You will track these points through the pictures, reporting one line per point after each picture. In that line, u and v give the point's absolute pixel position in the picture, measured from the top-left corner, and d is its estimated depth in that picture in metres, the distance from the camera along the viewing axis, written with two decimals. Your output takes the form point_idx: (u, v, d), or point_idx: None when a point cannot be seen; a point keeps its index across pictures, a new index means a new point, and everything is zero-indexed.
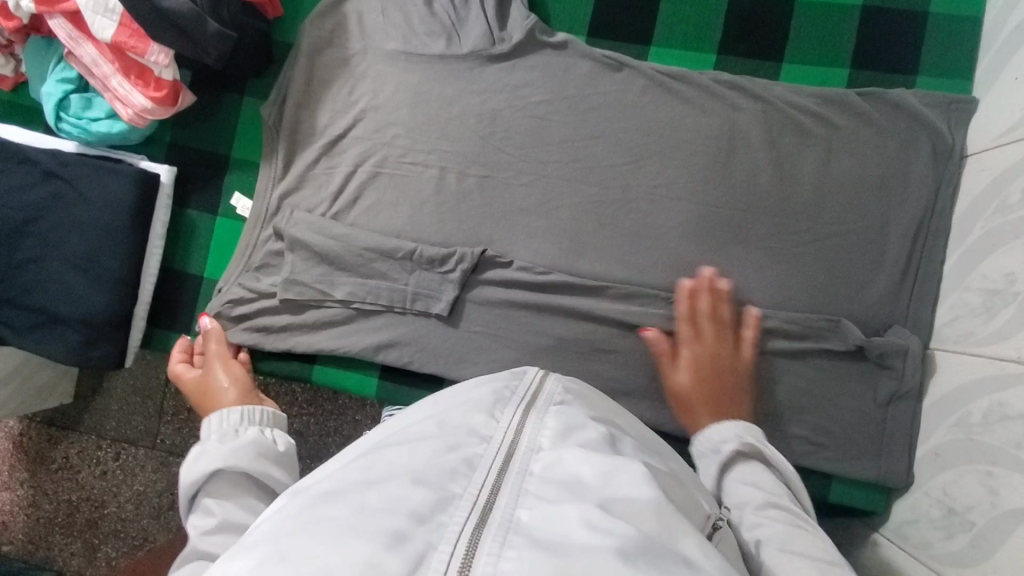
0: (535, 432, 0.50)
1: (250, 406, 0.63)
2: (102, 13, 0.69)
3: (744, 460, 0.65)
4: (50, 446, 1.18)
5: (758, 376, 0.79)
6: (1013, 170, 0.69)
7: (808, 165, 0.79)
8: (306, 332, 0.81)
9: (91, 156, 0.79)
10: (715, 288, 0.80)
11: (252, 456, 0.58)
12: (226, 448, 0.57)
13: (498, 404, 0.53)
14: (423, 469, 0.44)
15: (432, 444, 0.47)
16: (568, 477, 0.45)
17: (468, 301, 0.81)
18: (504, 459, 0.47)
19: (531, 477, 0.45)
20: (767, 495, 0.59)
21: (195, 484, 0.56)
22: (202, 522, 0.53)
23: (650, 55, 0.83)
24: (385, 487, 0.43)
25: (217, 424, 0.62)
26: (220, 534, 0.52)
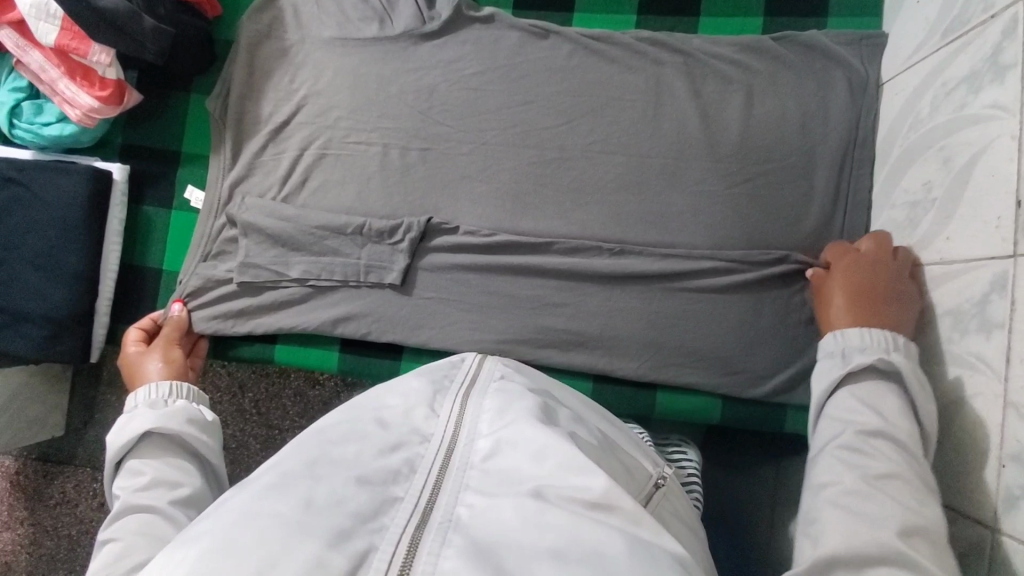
0: (473, 420, 0.54)
1: (175, 383, 0.73)
2: (45, 18, 0.72)
3: (858, 374, 0.64)
4: (46, 483, 1.19)
5: (706, 316, 0.81)
6: (921, 87, 0.72)
7: (732, 111, 0.83)
8: (265, 313, 0.84)
9: (45, 160, 0.82)
10: (656, 235, 0.83)
11: (180, 420, 0.67)
12: (155, 413, 0.67)
13: (437, 396, 0.57)
14: (368, 468, 0.47)
15: (374, 443, 0.50)
16: (505, 468, 0.48)
17: (419, 269, 0.83)
18: (445, 456, 0.50)
19: (471, 469, 0.49)
20: (871, 427, 0.59)
21: (127, 446, 0.65)
22: (133, 480, 0.62)
23: (574, 22, 0.87)
24: (328, 483, 0.45)
25: (146, 398, 0.71)
26: (151, 488, 0.61)
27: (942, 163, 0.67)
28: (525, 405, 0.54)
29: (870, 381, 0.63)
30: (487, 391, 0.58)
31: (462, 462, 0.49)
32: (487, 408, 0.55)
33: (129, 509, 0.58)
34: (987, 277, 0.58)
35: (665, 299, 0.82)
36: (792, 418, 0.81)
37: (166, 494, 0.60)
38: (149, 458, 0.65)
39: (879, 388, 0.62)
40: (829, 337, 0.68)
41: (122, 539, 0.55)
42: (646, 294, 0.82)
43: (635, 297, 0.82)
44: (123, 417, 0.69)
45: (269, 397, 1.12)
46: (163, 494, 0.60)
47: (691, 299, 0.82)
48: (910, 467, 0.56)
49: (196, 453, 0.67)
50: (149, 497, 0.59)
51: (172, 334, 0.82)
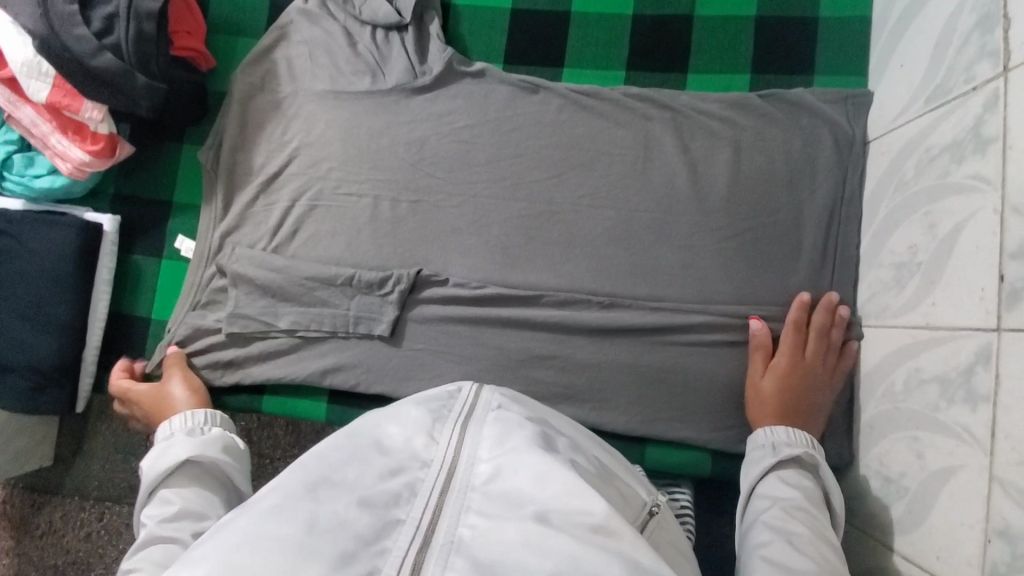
0: (474, 443, 0.52)
1: (211, 411, 0.73)
2: (36, 76, 0.72)
3: (785, 464, 0.71)
4: (32, 511, 1.16)
5: (695, 369, 0.81)
6: (905, 150, 0.73)
7: (719, 165, 0.84)
8: (252, 363, 0.83)
9: (35, 211, 0.82)
10: (645, 289, 0.83)
11: (216, 451, 0.67)
12: (191, 442, 0.66)
13: (438, 421, 0.54)
14: (369, 491, 0.47)
15: (375, 467, 0.49)
16: (506, 491, 0.48)
17: (408, 320, 0.83)
18: (446, 479, 0.49)
19: (473, 492, 0.48)
20: (795, 505, 0.65)
21: (161, 474, 0.64)
22: (160, 510, 0.61)
23: (564, 77, 0.88)
24: (332, 505, 0.46)
25: (183, 423, 0.70)
26: (179, 519, 0.61)
27: (927, 227, 0.68)
28: (527, 430, 0.53)
29: (792, 472, 0.70)
30: (486, 419, 0.54)
31: (462, 485, 0.49)
32: (487, 432, 0.53)
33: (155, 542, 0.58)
34: (972, 348, 0.59)
35: (654, 352, 0.82)
36: None
37: (193, 526, 0.60)
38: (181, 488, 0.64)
39: (798, 477, 0.69)
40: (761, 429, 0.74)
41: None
42: (635, 347, 0.82)
43: (624, 349, 0.82)
44: (159, 443, 0.69)
45: (260, 425, 1.10)
46: (189, 527, 0.60)
47: (681, 352, 0.82)
48: (825, 538, 0.62)
49: (225, 481, 0.67)
50: (174, 529, 0.59)
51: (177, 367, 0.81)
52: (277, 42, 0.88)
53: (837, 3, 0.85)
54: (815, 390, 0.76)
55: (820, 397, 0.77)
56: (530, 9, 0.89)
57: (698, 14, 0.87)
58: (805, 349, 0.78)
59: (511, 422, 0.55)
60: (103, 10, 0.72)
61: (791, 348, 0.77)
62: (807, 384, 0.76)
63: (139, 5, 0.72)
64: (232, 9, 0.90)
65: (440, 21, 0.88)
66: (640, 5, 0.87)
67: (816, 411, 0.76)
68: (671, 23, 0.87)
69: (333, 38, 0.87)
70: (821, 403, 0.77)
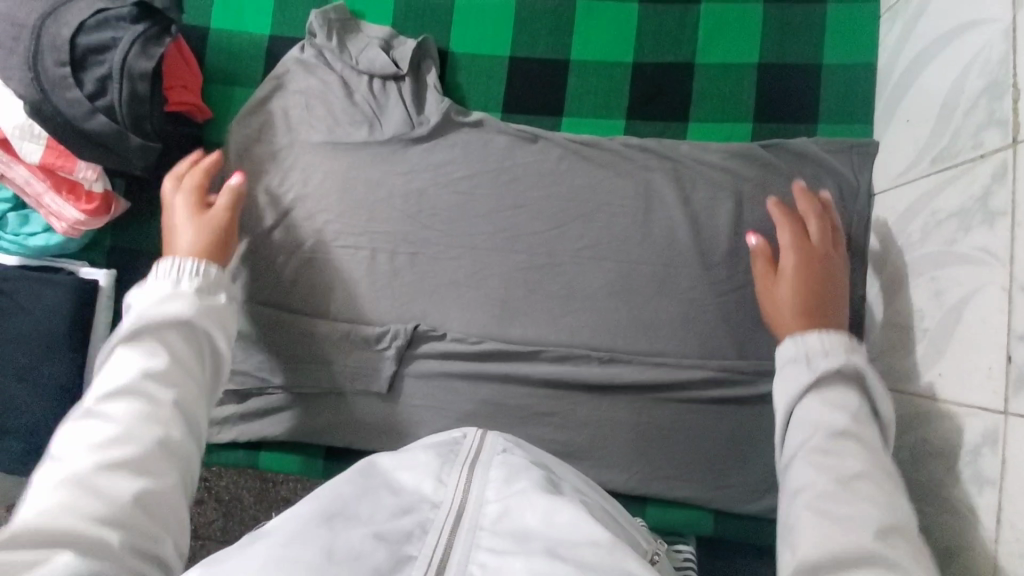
0: (481, 484, 0.53)
1: (219, 266, 0.71)
2: (28, 138, 0.72)
3: (832, 382, 0.62)
4: None
5: (696, 425, 0.80)
6: (912, 209, 0.72)
7: (722, 216, 0.83)
8: (249, 420, 0.83)
9: (30, 268, 0.81)
10: (646, 343, 0.82)
11: (212, 323, 0.67)
12: (195, 301, 0.67)
13: (446, 465, 0.56)
14: (382, 526, 0.49)
15: (387, 507, 0.51)
16: (514, 528, 0.49)
17: (406, 376, 0.83)
18: (456, 519, 0.50)
19: (481, 530, 0.49)
20: (840, 429, 0.59)
21: (152, 323, 0.64)
22: (146, 359, 0.62)
23: (563, 126, 0.87)
24: (347, 536, 0.47)
25: (192, 273, 0.69)
26: (156, 372, 0.62)
27: (934, 293, 0.66)
28: (532, 475, 0.55)
29: (835, 379, 0.63)
30: (493, 461, 0.57)
31: (471, 523, 0.50)
32: (494, 474, 0.55)
33: (133, 402, 0.58)
34: (980, 428, 0.57)
35: (654, 408, 0.81)
36: None
37: (174, 398, 0.61)
38: (166, 336, 0.64)
39: (845, 389, 0.62)
40: (780, 346, 0.67)
41: (120, 444, 0.56)
42: (636, 402, 0.81)
43: (625, 403, 0.81)
44: (160, 281, 0.67)
45: None
46: (169, 391, 0.61)
47: (682, 409, 0.81)
48: (881, 469, 0.57)
49: (206, 341, 0.67)
50: (157, 387, 0.61)
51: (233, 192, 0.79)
52: (272, 93, 0.87)
53: (840, 50, 0.84)
54: (830, 272, 0.71)
55: (836, 277, 0.71)
56: (528, 56, 0.88)
57: (698, 61, 0.86)
58: (808, 234, 0.73)
59: (516, 465, 0.57)
60: (96, 71, 0.71)
61: (797, 237, 0.72)
62: (822, 272, 0.71)
63: (133, 65, 0.71)
64: (229, 58, 0.89)
65: (439, 70, 0.88)
66: (640, 53, 0.87)
67: (839, 296, 0.70)
68: (671, 71, 0.86)
69: (330, 89, 0.86)
70: (840, 275, 0.72)
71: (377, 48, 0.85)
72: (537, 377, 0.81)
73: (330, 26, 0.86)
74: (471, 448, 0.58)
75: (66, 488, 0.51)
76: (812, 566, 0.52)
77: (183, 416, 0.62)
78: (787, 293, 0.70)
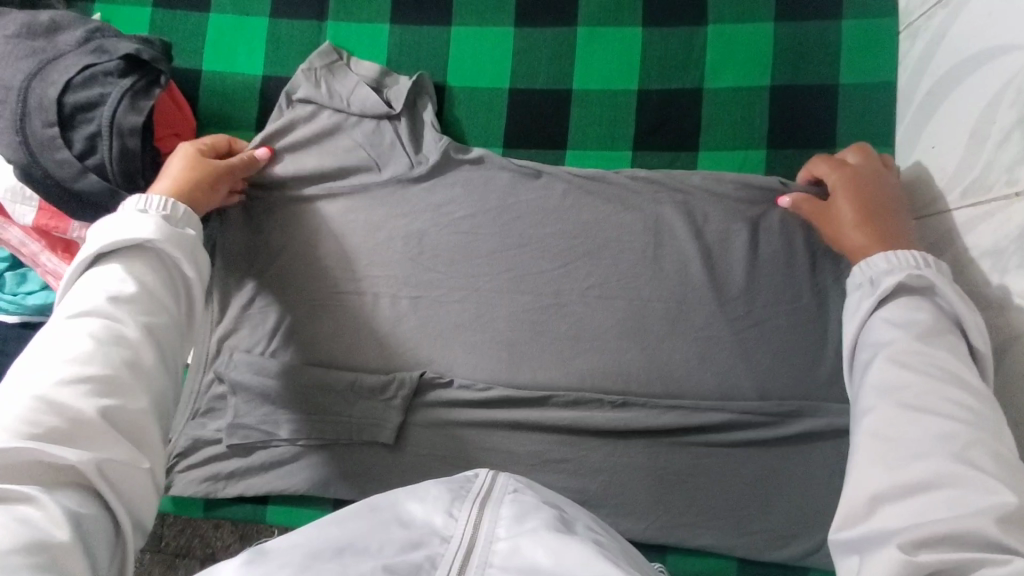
0: (492, 523, 0.50)
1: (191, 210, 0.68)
2: (21, 201, 0.71)
3: (891, 296, 0.59)
4: None
5: (715, 470, 0.77)
6: (942, 242, 0.68)
7: (736, 249, 0.79)
8: (255, 474, 0.81)
9: (30, 326, 0.80)
10: (660, 383, 0.78)
11: (185, 252, 0.63)
12: (162, 225, 0.63)
13: (457, 501, 0.52)
14: (392, 559, 0.45)
15: (395, 539, 0.47)
16: (527, 565, 0.45)
17: (413, 425, 0.80)
18: (464, 556, 0.47)
19: (491, 568, 0.46)
20: (904, 347, 0.54)
21: (118, 246, 0.61)
22: (113, 286, 0.58)
23: (567, 159, 0.84)
24: (357, 568, 0.43)
25: (158, 205, 0.65)
26: (123, 304, 0.58)
27: None
28: (547, 514, 0.51)
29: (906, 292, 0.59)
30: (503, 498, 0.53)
31: (481, 562, 0.46)
32: (506, 512, 0.51)
33: (98, 322, 0.55)
34: None
35: (671, 451, 0.77)
36: None
37: (148, 323, 0.58)
38: (133, 262, 0.61)
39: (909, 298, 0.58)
40: (852, 274, 0.63)
41: (91, 361, 0.53)
42: (651, 446, 0.78)
43: (640, 447, 0.78)
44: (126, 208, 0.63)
45: None
46: (138, 315, 0.58)
47: (699, 452, 0.77)
48: (948, 380, 0.52)
49: (176, 271, 0.64)
50: (126, 312, 0.57)
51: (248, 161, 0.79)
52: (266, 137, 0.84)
53: (858, 69, 0.79)
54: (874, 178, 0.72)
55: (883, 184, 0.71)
56: (529, 88, 0.84)
57: (708, 86, 0.82)
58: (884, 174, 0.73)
59: (527, 505, 0.53)
60: (85, 129, 0.69)
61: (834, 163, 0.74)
62: (867, 171, 0.72)
63: (122, 121, 0.69)
64: (222, 102, 0.87)
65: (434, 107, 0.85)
66: (646, 80, 0.83)
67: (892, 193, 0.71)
68: (679, 99, 0.82)
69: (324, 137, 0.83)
70: (903, 200, 0.70)
71: (367, 88, 0.83)
72: (547, 423, 0.78)
73: (316, 76, 0.84)
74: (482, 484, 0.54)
75: (32, 402, 0.49)
76: (876, 498, 0.48)
77: (157, 345, 0.58)
78: (846, 198, 0.71)
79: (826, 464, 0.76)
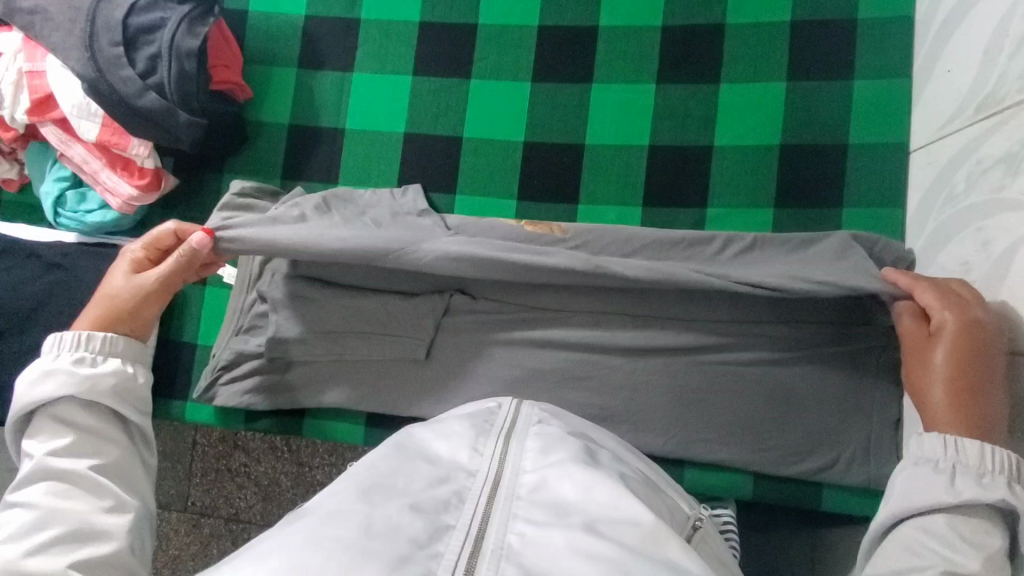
0: (517, 457, 0.55)
1: (111, 335, 0.63)
2: (86, 117, 0.77)
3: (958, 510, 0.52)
4: None
5: (735, 389, 0.79)
6: (956, 160, 0.70)
7: (753, 176, 0.83)
8: (293, 388, 0.86)
9: (89, 244, 0.87)
10: (680, 306, 0.81)
11: (109, 392, 0.60)
12: (74, 374, 0.59)
13: (481, 435, 0.58)
14: (420, 496, 0.50)
15: (423, 478, 0.52)
16: (553, 500, 0.50)
17: (443, 343, 0.84)
18: (492, 488, 0.52)
19: (519, 501, 0.51)
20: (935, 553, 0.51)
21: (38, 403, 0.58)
22: (49, 442, 0.57)
23: (593, 92, 0.87)
24: (384, 509, 0.48)
25: (73, 344, 0.61)
26: (68, 457, 0.57)
27: (980, 245, 0.65)
28: (570, 446, 0.56)
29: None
30: (528, 433, 0.58)
31: (508, 493, 0.51)
32: (530, 447, 0.56)
33: (42, 488, 0.55)
34: None
35: (690, 371, 0.80)
36: (829, 496, 0.80)
37: (92, 466, 0.57)
38: (62, 415, 0.59)
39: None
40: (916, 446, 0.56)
41: (50, 526, 0.53)
42: (672, 365, 0.80)
43: (661, 366, 0.80)
44: (41, 360, 0.60)
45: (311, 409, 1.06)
46: (83, 461, 0.57)
47: (719, 374, 0.79)
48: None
49: (112, 414, 0.61)
50: (65, 464, 0.56)
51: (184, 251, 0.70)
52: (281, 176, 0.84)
53: (877, 3, 0.82)
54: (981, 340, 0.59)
55: (988, 356, 0.59)
56: (557, 25, 0.88)
57: (729, 22, 0.85)
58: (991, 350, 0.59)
59: (551, 435, 0.58)
60: (146, 51, 0.75)
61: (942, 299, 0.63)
62: (978, 331, 0.60)
63: (180, 43, 0.75)
64: (267, 40, 0.92)
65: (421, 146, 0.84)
66: (670, 17, 0.86)
67: (993, 369, 0.59)
68: (702, 33, 0.85)
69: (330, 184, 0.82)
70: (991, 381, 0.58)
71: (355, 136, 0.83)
72: (571, 341, 0.82)
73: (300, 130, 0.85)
74: (506, 421, 0.59)
75: None
76: None
77: (119, 482, 0.58)
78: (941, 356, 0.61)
79: (846, 384, 0.77)
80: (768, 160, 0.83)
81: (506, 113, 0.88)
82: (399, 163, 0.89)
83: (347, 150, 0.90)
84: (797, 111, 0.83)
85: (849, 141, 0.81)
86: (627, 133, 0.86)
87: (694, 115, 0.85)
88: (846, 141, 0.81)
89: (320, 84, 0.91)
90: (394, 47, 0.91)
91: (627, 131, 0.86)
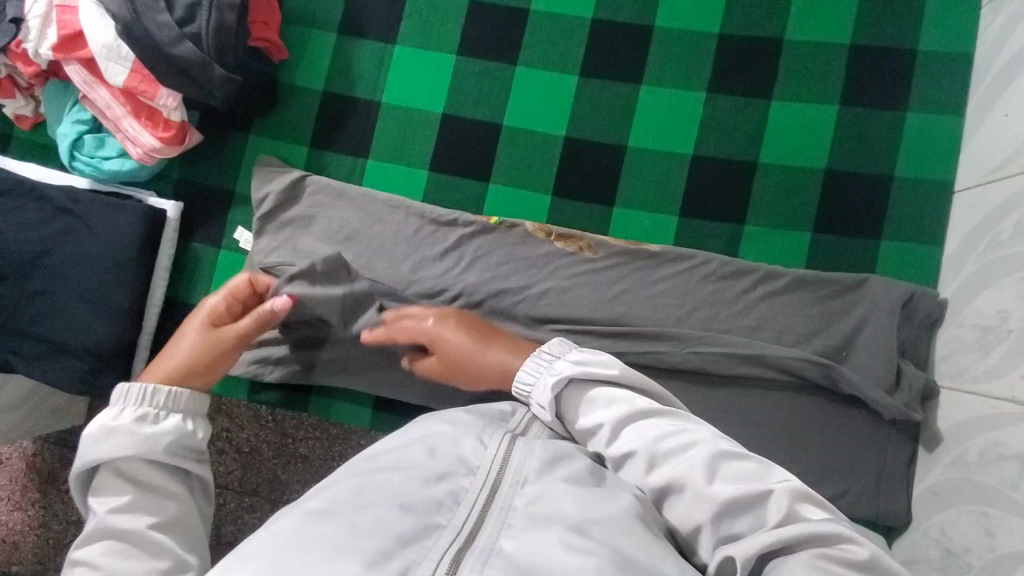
0: (522, 459, 0.52)
1: (176, 389, 0.60)
2: (116, 60, 0.74)
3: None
4: (62, 466, 0.93)
5: (750, 410, 0.78)
6: (1005, 206, 0.69)
7: (793, 196, 0.81)
8: (301, 366, 0.84)
9: (101, 193, 0.84)
10: (705, 319, 0.79)
11: (172, 448, 0.57)
12: (137, 436, 0.55)
13: (488, 429, 0.55)
14: (411, 496, 0.47)
15: (422, 471, 0.49)
16: (550, 509, 0.48)
17: None
18: (490, 493, 0.49)
19: (514, 510, 0.48)
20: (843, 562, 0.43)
21: (104, 462, 0.55)
22: (111, 499, 0.54)
23: (641, 93, 0.84)
24: (375, 510, 0.45)
25: (137, 400, 0.58)
26: (129, 511, 0.53)
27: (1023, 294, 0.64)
28: (578, 464, 0.53)
29: (585, 379, 0.59)
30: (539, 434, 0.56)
31: (504, 503, 0.48)
32: (537, 452, 0.53)
33: (104, 544, 0.52)
34: None
35: (707, 386, 0.78)
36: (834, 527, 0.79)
37: (150, 526, 0.53)
38: (125, 474, 0.55)
39: (585, 392, 0.59)
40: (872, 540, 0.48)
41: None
42: (689, 378, 0.79)
43: (680, 380, 0.79)
44: (102, 416, 0.57)
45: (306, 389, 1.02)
46: (141, 519, 0.53)
47: (734, 394, 0.78)
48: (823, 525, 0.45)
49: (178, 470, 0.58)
50: (124, 525, 0.53)
51: (263, 312, 0.71)
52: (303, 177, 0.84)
53: (938, 38, 0.81)
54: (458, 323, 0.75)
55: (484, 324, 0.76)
56: (611, 20, 0.86)
57: (788, 38, 0.83)
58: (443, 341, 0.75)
59: (560, 446, 0.56)
60: None
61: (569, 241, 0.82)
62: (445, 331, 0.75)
63: None
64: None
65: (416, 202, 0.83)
66: (728, 25, 0.84)
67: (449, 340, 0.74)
68: (760, 45, 0.83)
69: (368, 199, 0.84)
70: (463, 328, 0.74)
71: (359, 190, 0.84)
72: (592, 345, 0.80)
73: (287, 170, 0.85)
74: None
75: None
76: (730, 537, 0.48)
77: (185, 536, 0.55)
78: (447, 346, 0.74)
79: (860, 416, 0.77)
80: (811, 182, 0.81)
81: (549, 105, 0.85)
82: (434, 143, 0.86)
83: (381, 125, 0.87)
84: (846, 137, 0.81)
85: (895, 173, 0.80)
86: (671, 139, 0.84)
87: (741, 129, 0.83)
88: (892, 173, 0.80)
89: (359, 53, 0.88)
90: (441, 23, 0.87)
91: (670, 138, 0.84)
